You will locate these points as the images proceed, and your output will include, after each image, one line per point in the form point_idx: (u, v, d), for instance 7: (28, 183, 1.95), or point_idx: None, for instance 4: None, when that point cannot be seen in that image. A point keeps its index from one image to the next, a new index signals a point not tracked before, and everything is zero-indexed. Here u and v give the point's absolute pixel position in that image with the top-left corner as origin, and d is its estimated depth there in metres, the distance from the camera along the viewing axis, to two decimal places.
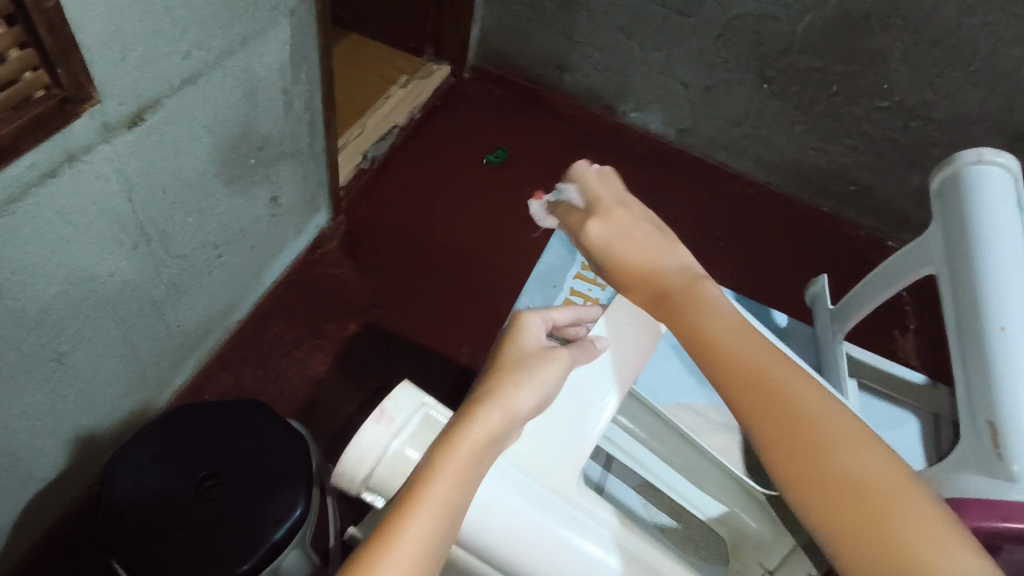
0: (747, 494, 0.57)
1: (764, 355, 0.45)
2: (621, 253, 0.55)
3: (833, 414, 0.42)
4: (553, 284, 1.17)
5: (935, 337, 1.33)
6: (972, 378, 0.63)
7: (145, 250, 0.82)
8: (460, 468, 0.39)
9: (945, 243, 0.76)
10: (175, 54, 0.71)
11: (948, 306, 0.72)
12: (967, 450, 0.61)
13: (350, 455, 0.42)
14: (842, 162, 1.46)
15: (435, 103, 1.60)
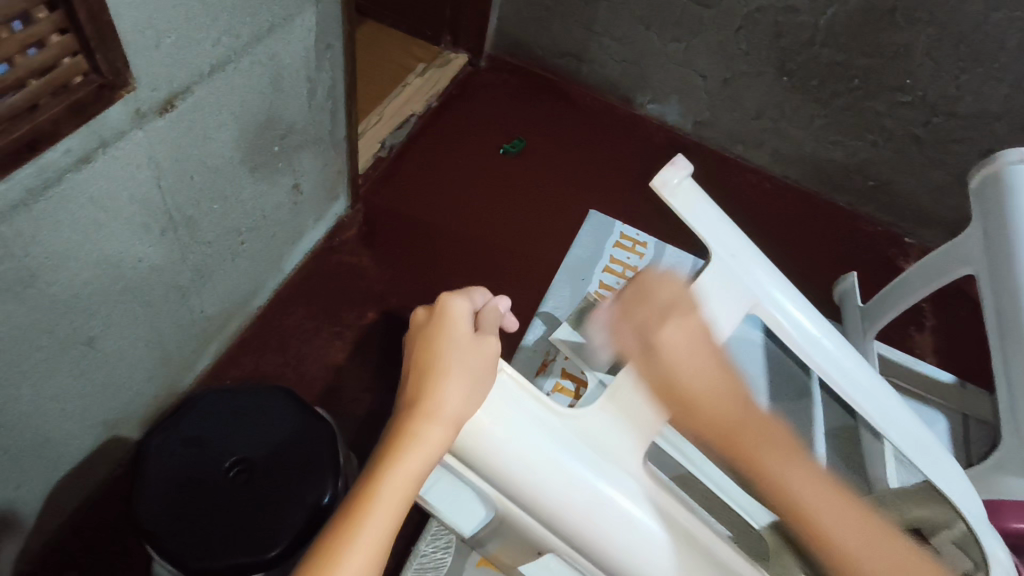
0: None
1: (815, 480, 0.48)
2: (692, 381, 0.48)
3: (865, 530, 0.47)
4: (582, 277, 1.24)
5: (952, 334, 1.33)
6: (1015, 382, 0.70)
7: (173, 236, 0.82)
8: (402, 476, 0.42)
9: (985, 245, 0.79)
10: (206, 41, 0.71)
11: (989, 314, 0.76)
12: (1011, 453, 0.70)
13: (436, 419, 0.43)
14: (861, 158, 1.45)
15: (452, 91, 1.59)
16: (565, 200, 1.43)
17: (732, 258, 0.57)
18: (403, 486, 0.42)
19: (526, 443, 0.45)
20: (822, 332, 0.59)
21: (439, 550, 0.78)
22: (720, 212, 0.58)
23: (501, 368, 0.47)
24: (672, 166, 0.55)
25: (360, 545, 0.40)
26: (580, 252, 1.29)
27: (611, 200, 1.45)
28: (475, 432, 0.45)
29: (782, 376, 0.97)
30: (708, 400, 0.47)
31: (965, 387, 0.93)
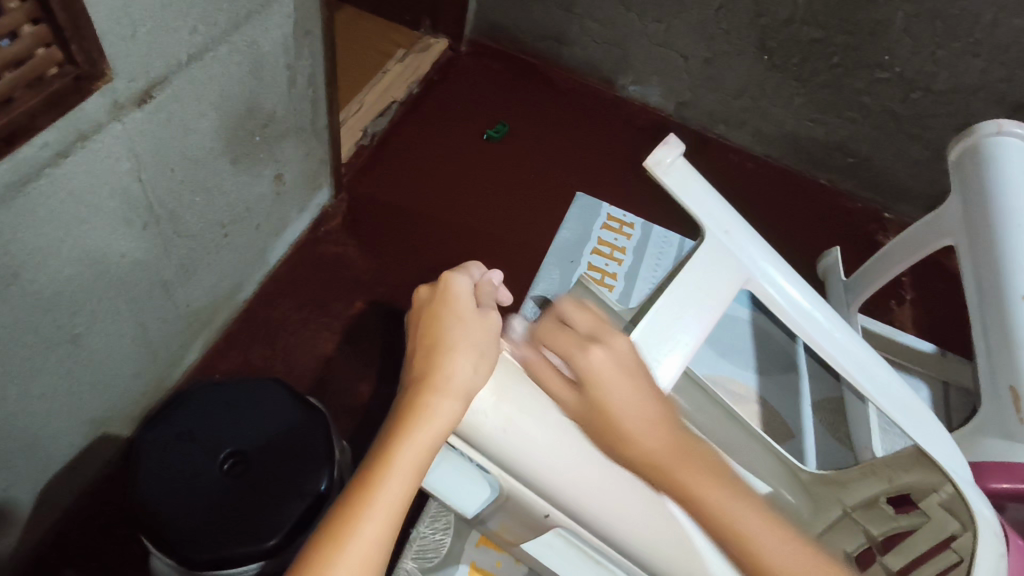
0: (794, 476, 0.73)
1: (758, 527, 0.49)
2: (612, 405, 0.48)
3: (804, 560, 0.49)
4: (571, 260, 1.28)
5: (933, 307, 1.35)
6: (994, 349, 0.73)
7: (156, 230, 0.81)
8: (415, 443, 0.45)
9: (964, 216, 0.81)
10: (183, 29, 0.69)
11: (970, 284, 0.78)
12: (988, 415, 0.72)
13: (448, 394, 0.46)
14: (841, 135, 1.46)
15: (433, 76, 1.57)
16: (551, 184, 1.43)
17: (726, 234, 0.59)
18: (418, 452, 0.45)
19: (534, 421, 0.48)
20: (814, 306, 0.61)
21: (439, 532, 0.79)
22: (716, 193, 0.59)
23: (505, 349, 0.49)
24: (665, 145, 0.56)
25: (378, 506, 0.43)
26: (569, 235, 1.33)
27: (597, 183, 1.45)
28: (480, 413, 0.47)
29: (768, 351, 0.98)
30: (633, 432, 0.48)
31: (947, 356, 0.96)
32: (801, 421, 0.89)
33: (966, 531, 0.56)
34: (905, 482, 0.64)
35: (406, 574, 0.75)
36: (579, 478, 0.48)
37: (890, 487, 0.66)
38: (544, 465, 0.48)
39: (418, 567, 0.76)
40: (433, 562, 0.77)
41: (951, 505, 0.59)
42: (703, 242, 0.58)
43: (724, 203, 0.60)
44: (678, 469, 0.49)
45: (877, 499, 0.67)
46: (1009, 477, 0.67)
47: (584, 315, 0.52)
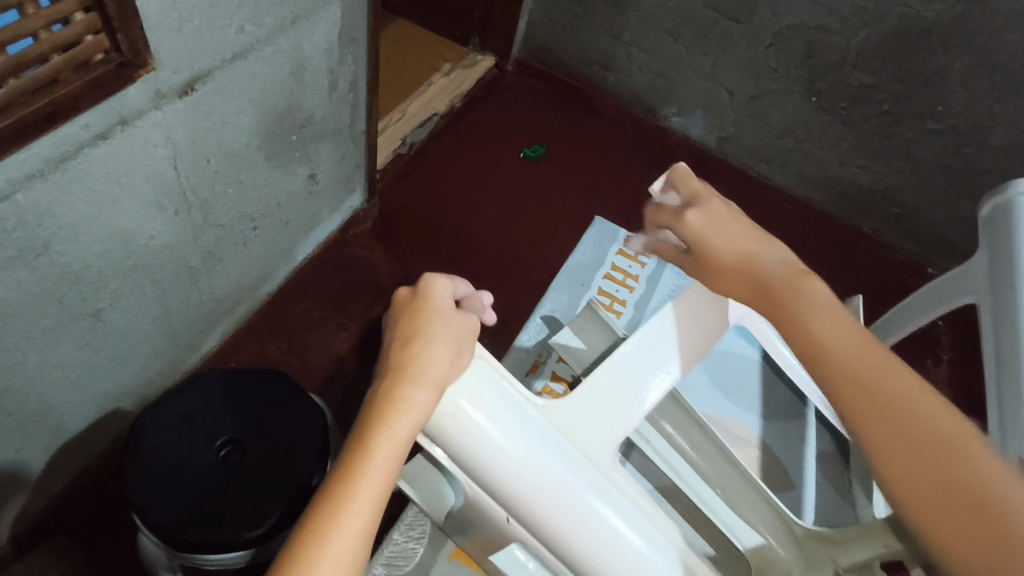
0: (785, 527, 0.62)
1: (848, 332, 0.45)
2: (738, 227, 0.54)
3: (904, 384, 0.42)
4: (581, 283, 1.25)
5: (970, 370, 1.29)
6: (1006, 411, 0.65)
7: (186, 217, 0.84)
8: (391, 436, 0.41)
9: (989, 274, 0.77)
10: (229, 28, 0.72)
11: (988, 343, 0.73)
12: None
13: (421, 390, 0.42)
14: (886, 183, 1.42)
15: (477, 92, 1.60)
16: (581, 207, 1.43)
17: None
18: (392, 452, 0.41)
19: (507, 433, 0.44)
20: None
21: (412, 540, 0.78)
22: None
23: (480, 353, 0.47)
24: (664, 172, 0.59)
25: (359, 503, 0.39)
26: (582, 259, 1.31)
27: (626, 210, 1.44)
28: (450, 416, 0.44)
29: (779, 396, 0.94)
30: (732, 269, 0.52)
31: None
32: (806, 472, 0.86)
33: None
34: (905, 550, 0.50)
35: None
36: (553, 506, 0.44)
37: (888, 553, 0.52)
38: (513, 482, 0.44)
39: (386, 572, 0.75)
40: (403, 570, 0.76)
41: None
42: None
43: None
44: (774, 290, 0.49)
45: (871, 564, 0.54)
46: None
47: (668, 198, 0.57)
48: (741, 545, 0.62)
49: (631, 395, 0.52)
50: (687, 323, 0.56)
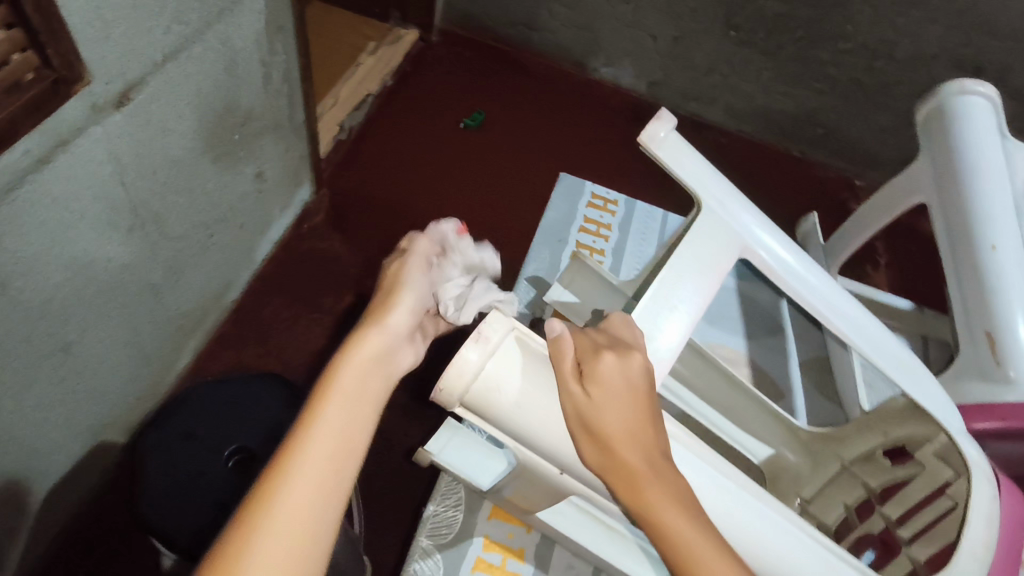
0: (792, 436, 0.77)
1: (645, 467, 0.43)
2: (613, 427, 0.43)
3: (690, 534, 0.42)
4: (558, 239, 1.17)
5: (906, 269, 1.40)
6: (968, 296, 0.74)
7: (142, 234, 0.81)
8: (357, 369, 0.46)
9: (933, 174, 0.83)
10: (156, 29, 0.69)
11: (942, 238, 0.80)
12: (967, 361, 0.74)
13: (448, 372, 0.43)
14: (810, 107, 1.50)
15: (405, 68, 1.57)
16: (531, 168, 1.44)
17: (716, 204, 0.54)
18: (361, 388, 0.45)
19: (543, 399, 0.45)
20: (789, 253, 0.56)
21: (450, 509, 0.75)
22: (707, 162, 0.55)
23: (514, 327, 0.46)
24: (656, 119, 0.52)
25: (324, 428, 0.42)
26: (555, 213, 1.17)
27: (575, 164, 1.47)
28: (494, 389, 0.44)
29: (751, 316, 1.00)
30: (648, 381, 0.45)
31: (923, 311, 0.98)
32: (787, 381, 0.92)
33: (960, 478, 0.59)
34: (900, 435, 0.67)
35: (421, 551, 0.72)
36: None
37: (886, 440, 0.68)
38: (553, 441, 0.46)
39: (434, 545, 0.72)
40: (447, 538, 0.73)
41: (944, 453, 0.61)
42: (699, 214, 0.54)
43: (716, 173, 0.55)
44: (605, 403, 0.43)
45: (875, 453, 0.69)
46: (989, 417, 0.68)
47: (619, 317, 0.49)
48: (757, 458, 0.78)
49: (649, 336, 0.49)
50: (692, 267, 0.52)
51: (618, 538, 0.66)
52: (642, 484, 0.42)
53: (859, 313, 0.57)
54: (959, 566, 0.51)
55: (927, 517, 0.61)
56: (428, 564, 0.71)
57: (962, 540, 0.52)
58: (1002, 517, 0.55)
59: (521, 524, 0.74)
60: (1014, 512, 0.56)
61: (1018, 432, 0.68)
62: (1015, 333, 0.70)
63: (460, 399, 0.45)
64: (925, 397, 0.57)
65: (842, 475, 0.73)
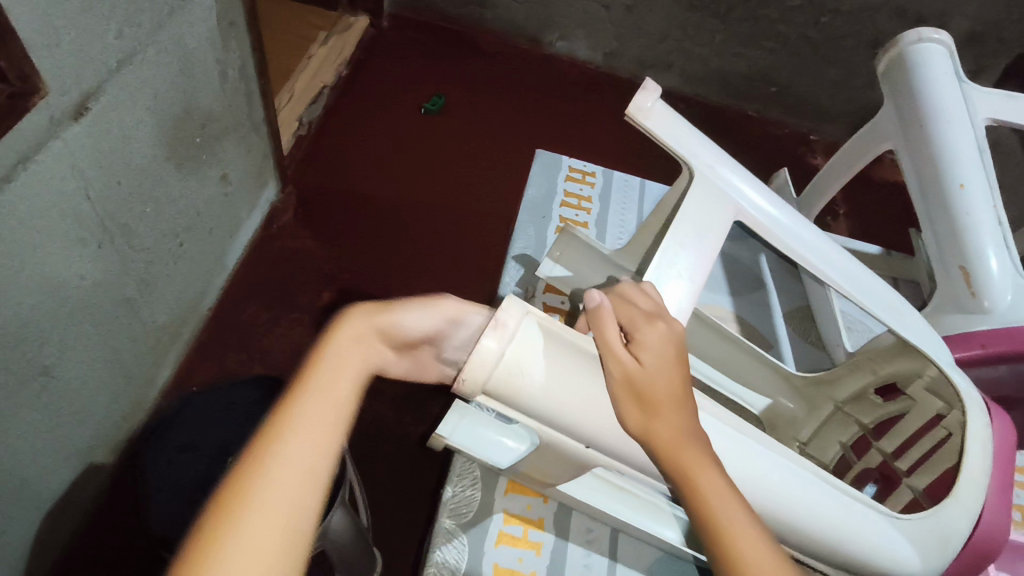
0: (788, 385, 0.79)
1: (684, 432, 0.44)
2: (661, 392, 0.44)
3: (724, 497, 0.44)
4: (542, 216, 1.10)
5: (864, 216, 1.45)
6: (940, 235, 0.78)
7: (111, 248, 0.78)
8: (316, 403, 0.41)
9: (898, 122, 0.86)
10: (107, 34, 0.66)
11: (912, 182, 0.83)
12: (943, 295, 0.78)
13: (469, 362, 0.44)
14: (762, 66, 1.53)
15: (360, 56, 1.54)
16: (498, 148, 1.44)
17: (710, 169, 0.56)
18: (326, 422, 0.40)
19: (563, 378, 0.46)
20: (777, 209, 0.58)
21: (468, 488, 0.76)
22: (695, 130, 0.56)
23: (528, 311, 0.46)
24: (642, 90, 0.53)
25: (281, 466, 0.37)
26: (535, 192, 1.15)
27: (542, 140, 1.47)
28: (516, 374, 0.45)
29: (727, 275, 1.02)
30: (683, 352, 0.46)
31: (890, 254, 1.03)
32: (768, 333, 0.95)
33: (952, 409, 0.63)
34: (890, 372, 0.70)
35: (446, 533, 0.72)
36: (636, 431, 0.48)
37: (876, 377, 0.71)
38: (578, 417, 0.47)
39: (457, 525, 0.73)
40: (469, 516, 0.74)
41: (934, 386, 0.65)
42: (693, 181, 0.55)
43: (704, 139, 0.57)
44: (650, 370, 0.44)
45: (865, 391, 0.74)
46: (967, 346, 0.72)
47: (650, 285, 0.50)
48: (755, 409, 0.80)
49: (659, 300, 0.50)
50: (691, 230, 0.53)
51: (629, 497, 0.70)
52: (681, 446, 0.44)
53: (842, 259, 0.59)
54: (963, 491, 0.56)
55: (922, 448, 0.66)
56: (455, 545, 0.71)
57: (964, 468, 0.57)
58: (995, 442, 0.60)
59: (537, 495, 0.76)
60: (1003, 435, 0.61)
61: (997, 357, 0.72)
62: (987, 264, 0.74)
63: (483, 386, 0.45)
64: (914, 335, 0.60)
65: (836, 416, 0.77)
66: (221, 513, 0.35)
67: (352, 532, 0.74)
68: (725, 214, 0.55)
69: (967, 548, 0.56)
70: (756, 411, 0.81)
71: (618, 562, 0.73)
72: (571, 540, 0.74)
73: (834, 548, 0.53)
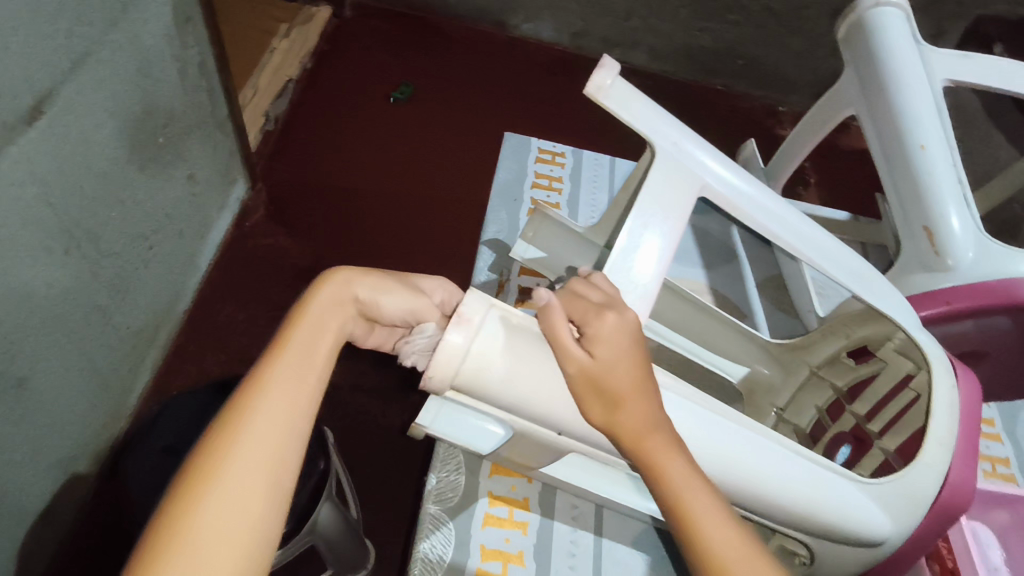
0: (763, 351, 0.81)
1: (646, 422, 0.45)
2: (619, 384, 0.44)
3: (691, 485, 0.44)
4: (514, 198, 1.10)
5: (833, 184, 1.46)
6: (904, 196, 0.80)
7: (78, 254, 0.76)
8: (276, 390, 0.43)
9: (860, 87, 0.87)
10: (58, 34, 0.65)
11: (875, 145, 0.84)
12: (909, 255, 0.80)
13: (436, 358, 0.44)
14: (728, 39, 1.53)
15: (324, 47, 1.52)
16: (468, 133, 1.43)
17: (674, 146, 0.55)
18: (279, 408, 0.42)
19: (532, 368, 0.46)
20: (740, 179, 0.57)
21: (453, 473, 0.76)
22: (656, 106, 0.56)
23: (491, 304, 0.46)
24: (600, 68, 0.53)
25: (235, 453, 0.40)
26: (506, 175, 1.14)
27: (513, 123, 1.46)
28: (484, 368, 0.45)
29: (703, 249, 1.03)
30: (642, 342, 0.46)
31: (859, 220, 1.04)
32: (745, 305, 0.97)
33: (921, 370, 0.65)
34: (861, 335, 0.71)
35: (432, 518, 0.73)
36: None
37: (849, 341, 0.73)
38: (549, 406, 0.48)
39: (442, 510, 0.73)
40: (454, 501, 0.74)
41: (903, 348, 0.67)
42: (657, 158, 0.55)
43: (665, 114, 0.56)
44: (610, 366, 0.44)
45: (839, 355, 0.75)
46: (934, 304, 0.73)
47: (600, 277, 0.49)
48: (733, 377, 0.82)
49: (623, 281, 0.51)
50: (654, 208, 0.53)
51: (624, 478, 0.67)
52: (645, 435, 0.45)
53: (807, 228, 0.59)
54: (929, 454, 0.58)
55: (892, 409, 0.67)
56: (443, 531, 0.72)
57: (930, 433, 0.58)
58: (961, 403, 0.61)
59: (521, 476, 0.77)
60: (969, 392, 0.63)
61: (962, 314, 0.74)
62: (949, 223, 0.75)
63: (452, 380, 0.46)
64: (879, 300, 0.61)
65: (811, 380, 0.78)
66: (200, 467, 0.39)
67: (342, 527, 0.75)
68: (690, 190, 0.55)
69: (935, 509, 0.57)
70: (734, 380, 0.82)
71: (604, 536, 0.75)
72: (557, 519, 0.75)
73: (809, 517, 0.54)
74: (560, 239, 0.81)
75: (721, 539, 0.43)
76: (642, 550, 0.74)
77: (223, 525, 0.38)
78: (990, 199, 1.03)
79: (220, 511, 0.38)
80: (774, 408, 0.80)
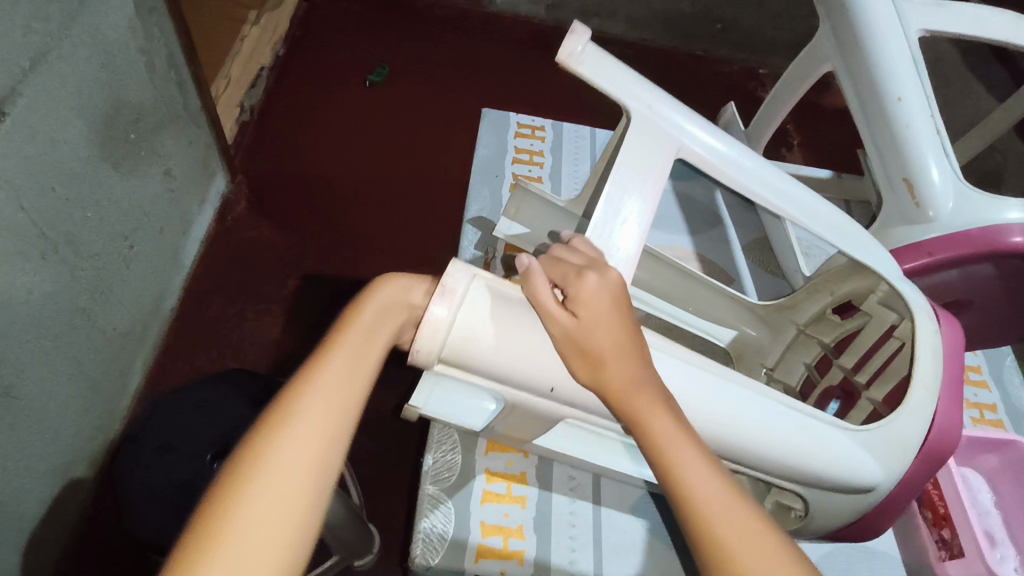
0: (751, 313, 0.81)
1: (631, 378, 0.45)
2: (602, 342, 0.44)
3: (675, 440, 0.44)
4: (495, 174, 1.09)
5: (816, 145, 1.46)
6: (883, 149, 0.80)
7: (56, 258, 0.75)
8: (323, 397, 0.40)
9: (835, 40, 0.87)
10: (14, 31, 0.63)
11: (853, 100, 0.84)
12: (890, 207, 0.80)
13: (421, 333, 0.44)
14: (705, 3, 1.51)
15: (295, 34, 1.49)
16: (448, 112, 1.41)
17: (649, 109, 0.55)
18: (332, 414, 0.40)
19: (518, 337, 0.47)
20: (718, 140, 0.57)
21: (449, 452, 0.77)
22: (630, 69, 0.55)
23: (475, 274, 0.46)
24: (571, 34, 0.52)
25: (285, 453, 0.37)
26: (487, 151, 1.13)
27: (492, 99, 1.44)
28: (470, 340, 0.46)
29: (690, 216, 1.04)
30: (626, 302, 0.46)
31: (842, 177, 1.04)
32: (734, 268, 0.97)
33: (905, 320, 0.65)
34: (845, 291, 0.72)
35: (431, 498, 0.73)
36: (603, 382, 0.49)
37: (833, 298, 0.74)
38: (538, 374, 0.48)
39: (439, 488, 0.74)
40: (451, 481, 0.75)
41: (888, 300, 0.67)
42: (632, 123, 0.54)
43: (638, 78, 0.55)
44: (594, 326, 0.45)
45: (824, 312, 0.76)
46: (916, 256, 0.74)
47: (581, 243, 0.49)
48: (723, 341, 0.83)
49: (605, 247, 0.51)
50: (632, 172, 0.53)
51: (618, 446, 0.67)
52: (631, 394, 0.45)
53: (785, 183, 0.59)
54: (915, 400, 0.58)
55: (876, 361, 0.68)
56: (442, 511, 0.72)
57: (914, 377, 0.59)
58: (944, 348, 0.62)
59: (517, 451, 0.77)
60: (952, 339, 0.63)
61: (944, 263, 0.74)
62: (928, 174, 0.76)
63: (438, 355, 0.46)
64: (863, 253, 0.61)
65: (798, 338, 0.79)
66: (246, 468, 0.36)
67: (343, 511, 0.74)
68: (668, 152, 0.54)
69: (922, 453, 0.58)
70: (724, 343, 0.83)
71: (602, 504, 0.76)
72: (555, 489, 0.76)
73: (799, 470, 0.55)
74: (543, 213, 0.80)
75: (705, 491, 0.42)
76: (640, 516, 0.75)
77: (264, 527, 0.34)
78: (970, 150, 1.03)
79: (261, 511, 0.35)
80: (763, 367, 0.80)
